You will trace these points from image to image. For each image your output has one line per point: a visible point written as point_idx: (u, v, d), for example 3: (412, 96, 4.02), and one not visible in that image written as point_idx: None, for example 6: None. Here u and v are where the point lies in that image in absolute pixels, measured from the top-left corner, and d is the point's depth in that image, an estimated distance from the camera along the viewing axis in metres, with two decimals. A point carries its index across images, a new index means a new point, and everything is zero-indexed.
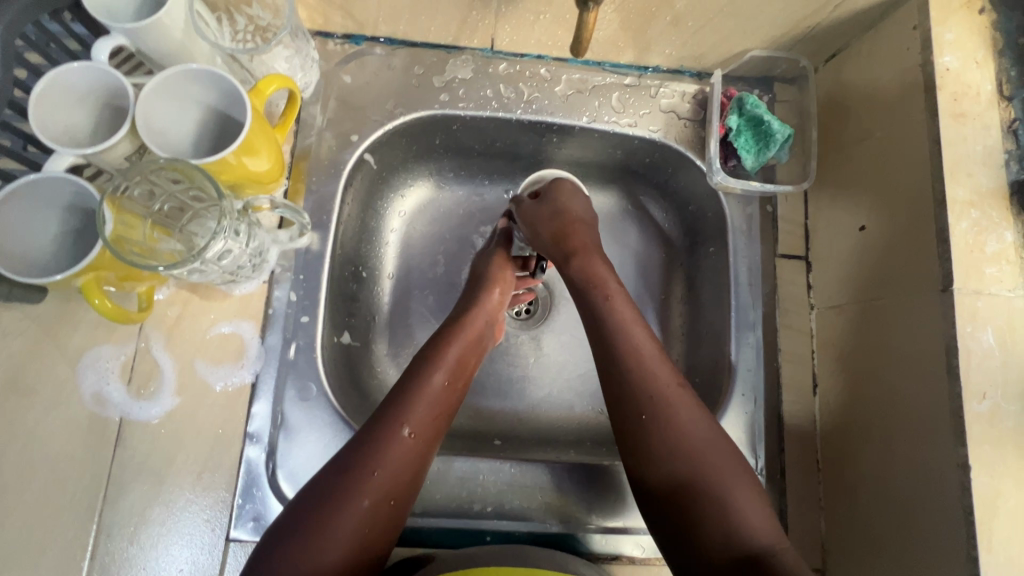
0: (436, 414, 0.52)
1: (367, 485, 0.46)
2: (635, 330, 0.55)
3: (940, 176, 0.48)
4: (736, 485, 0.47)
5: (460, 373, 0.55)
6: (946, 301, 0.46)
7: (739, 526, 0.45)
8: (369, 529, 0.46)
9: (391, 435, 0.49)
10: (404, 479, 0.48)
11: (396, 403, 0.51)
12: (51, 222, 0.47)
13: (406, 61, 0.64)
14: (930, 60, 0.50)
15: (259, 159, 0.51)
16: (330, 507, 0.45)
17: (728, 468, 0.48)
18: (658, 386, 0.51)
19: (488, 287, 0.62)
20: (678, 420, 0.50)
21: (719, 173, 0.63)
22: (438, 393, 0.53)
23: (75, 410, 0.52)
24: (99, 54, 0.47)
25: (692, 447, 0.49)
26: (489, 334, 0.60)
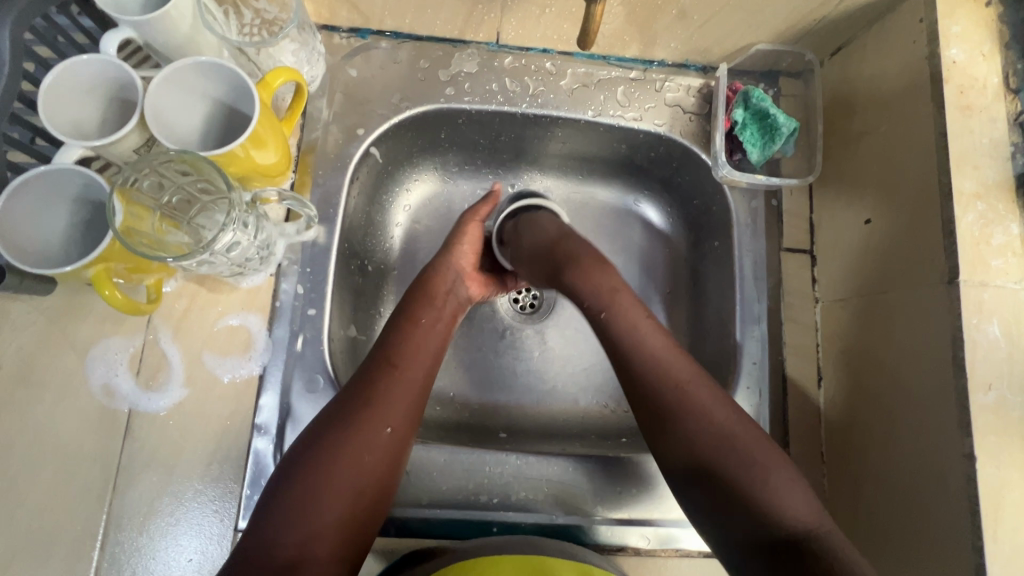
0: (414, 390, 0.52)
1: (354, 469, 0.46)
2: (643, 327, 0.53)
3: (946, 169, 0.48)
4: (771, 469, 0.46)
5: (429, 343, 0.56)
6: (952, 293, 0.46)
7: (780, 514, 0.43)
8: (357, 511, 0.46)
9: (373, 415, 0.49)
10: (390, 458, 0.48)
11: (374, 385, 0.50)
12: (61, 214, 0.47)
13: (411, 55, 0.64)
14: (937, 52, 0.50)
15: (266, 153, 0.51)
16: (315, 494, 0.44)
17: (761, 456, 0.46)
18: (678, 380, 0.50)
19: (453, 248, 0.63)
20: (703, 411, 0.48)
21: (724, 167, 0.63)
22: (410, 369, 0.53)
23: (85, 402, 0.52)
24: (108, 47, 0.47)
25: (719, 437, 0.47)
26: (457, 288, 0.61)
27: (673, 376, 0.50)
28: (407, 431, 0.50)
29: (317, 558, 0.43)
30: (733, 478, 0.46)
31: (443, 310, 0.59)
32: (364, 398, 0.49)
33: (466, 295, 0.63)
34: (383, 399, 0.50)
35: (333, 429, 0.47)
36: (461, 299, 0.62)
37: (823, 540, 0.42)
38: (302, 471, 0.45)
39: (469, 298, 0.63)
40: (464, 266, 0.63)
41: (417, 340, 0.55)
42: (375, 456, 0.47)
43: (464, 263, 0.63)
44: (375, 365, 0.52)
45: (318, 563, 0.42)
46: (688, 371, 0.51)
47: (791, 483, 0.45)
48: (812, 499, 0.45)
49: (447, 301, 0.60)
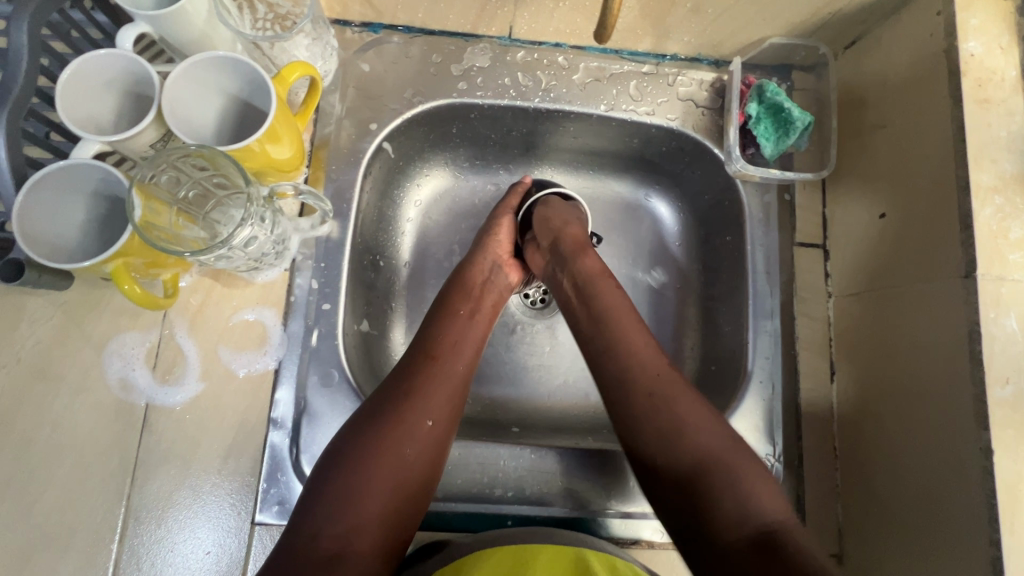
0: (454, 384, 0.52)
1: (395, 462, 0.46)
2: (625, 321, 0.54)
3: (964, 163, 0.48)
4: (743, 464, 0.45)
5: (467, 336, 0.56)
6: (969, 287, 0.46)
7: (753, 510, 0.43)
8: (400, 506, 0.46)
9: (415, 407, 0.49)
10: (430, 452, 0.49)
11: (413, 380, 0.51)
12: (78, 209, 0.47)
13: (423, 50, 0.64)
14: (955, 45, 0.50)
15: (281, 148, 0.51)
16: (358, 487, 0.45)
17: (732, 453, 0.46)
18: (652, 373, 0.50)
19: (490, 236, 0.65)
20: (676, 407, 0.48)
21: (737, 161, 0.63)
22: (449, 365, 0.53)
23: (103, 396, 0.53)
24: (124, 42, 0.47)
25: (689, 430, 0.47)
26: (495, 276, 0.63)
27: (649, 368, 0.51)
28: (447, 425, 0.50)
29: (360, 553, 0.43)
30: (705, 472, 0.45)
31: (480, 301, 0.60)
32: (404, 392, 0.50)
33: (505, 284, 0.63)
34: (422, 392, 0.50)
35: (375, 423, 0.48)
36: (500, 287, 0.63)
37: (789, 539, 0.42)
38: (345, 466, 0.46)
39: (509, 286, 0.64)
40: (500, 254, 0.64)
41: (456, 334, 0.56)
42: (415, 449, 0.48)
43: (500, 251, 0.64)
44: (415, 359, 0.53)
45: (361, 557, 0.43)
46: (663, 367, 0.51)
47: (761, 481, 0.45)
48: (781, 497, 0.45)
49: (485, 291, 0.61)
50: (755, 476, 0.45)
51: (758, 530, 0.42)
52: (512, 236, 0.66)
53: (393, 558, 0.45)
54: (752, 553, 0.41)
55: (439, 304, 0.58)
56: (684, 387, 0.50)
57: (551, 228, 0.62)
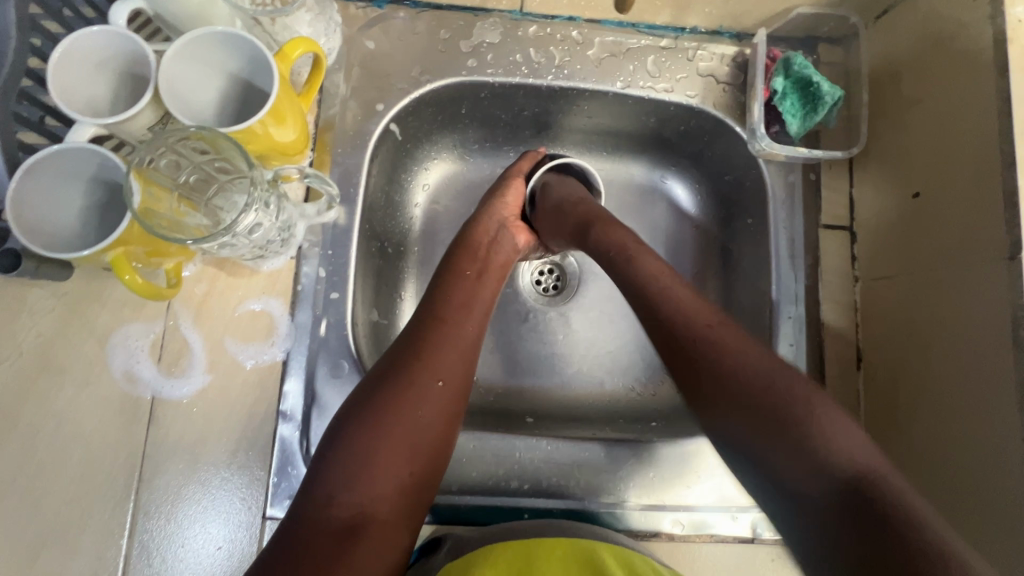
0: (464, 344, 0.51)
1: (409, 427, 0.45)
2: (659, 274, 0.51)
3: (1009, 137, 0.45)
4: (818, 415, 0.41)
5: (477, 297, 0.54)
6: (1014, 270, 0.43)
7: (835, 459, 0.39)
8: (415, 473, 0.45)
9: (426, 365, 0.47)
10: (443, 414, 0.47)
11: (422, 342, 0.49)
12: (75, 196, 0.45)
13: (430, 25, 0.61)
14: (1001, 11, 0.46)
15: (285, 129, 0.49)
16: (373, 453, 0.43)
17: (805, 403, 0.41)
18: (706, 327, 0.47)
19: (498, 198, 0.62)
20: (728, 357, 0.44)
21: (763, 139, 0.59)
22: (459, 325, 0.51)
23: (107, 389, 0.51)
24: (117, 18, 0.45)
25: (759, 382, 0.43)
26: (502, 237, 0.60)
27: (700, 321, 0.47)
28: (457, 386, 0.48)
29: (377, 519, 0.42)
30: (778, 430, 0.41)
31: (487, 261, 0.58)
32: (413, 355, 0.48)
33: (513, 243, 0.61)
34: (432, 354, 0.48)
35: (384, 387, 0.46)
36: (507, 249, 0.60)
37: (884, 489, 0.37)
38: (358, 434, 0.44)
39: (515, 247, 0.61)
40: (507, 215, 0.61)
41: (463, 292, 0.54)
42: (427, 412, 0.46)
43: (508, 213, 0.62)
44: (424, 322, 0.51)
45: (378, 525, 0.42)
46: (717, 319, 0.47)
47: (845, 428, 0.40)
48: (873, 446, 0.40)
49: (493, 251, 0.59)
50: (838, 425, 0.40)
51: (853, 484, 0.37)
52: (521, 200, 0.63)
53: (411, 524, 0.44)
54: (848, 504, 0.37)
55: (444, 266, 0.57)
56: (736, 336, 0.46)
57: (569, 200, 0.60)
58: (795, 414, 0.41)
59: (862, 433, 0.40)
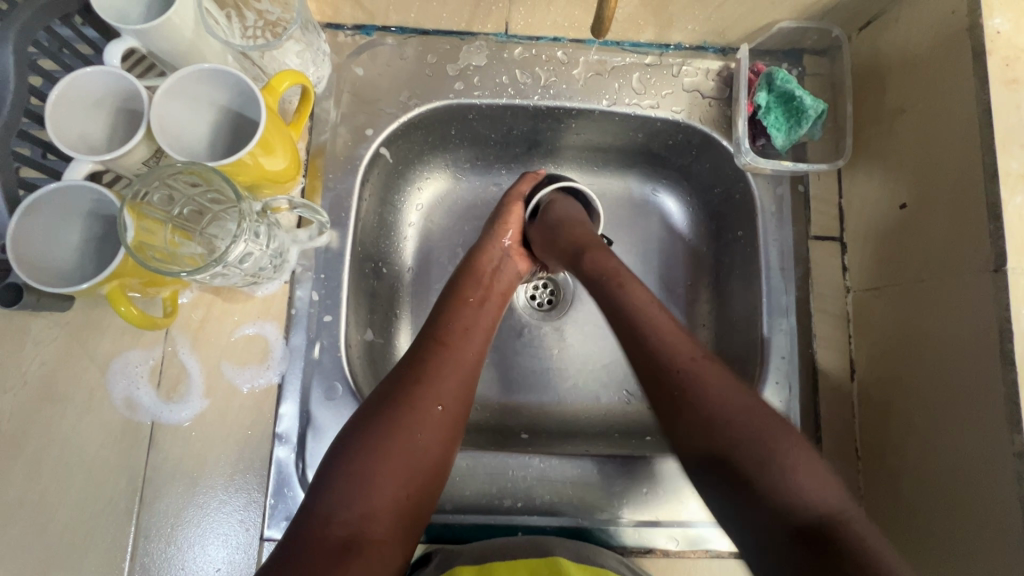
0: (465, 368, 0.51)
1: (407, 447, 0.45)
2: (647, 306, 0.52)
3: (991, 149, 0.45)
4: (787, 455, 0.42)
5: (476, 322, 0.55)
6: (999, 282, 0.43)
7: (798, 501, 0.40)
8: (412, 493, 0.45)
9: (427, 387, 0.48)
10: (441, 437, 0.47)
11: (424, 365, 0.50)
12: (73, 231, 0.47)
13: (418, 50, 0.62)
14: (979, 23, 0.46)
15: (275, 159, 0.50)
16: (372, 471, 0.43)
17: (776, 443, 0.43)
18: (681, 364, 0.48)
19: (501, 226, 0.63)
20: (705, 389, 0.46)
21: (748, 153, 0.60)
22: (460, 350, 0.52)
23: (108, 415, 0.52)
24: (112, 58, 0.46)
25: (733, 420, 0.44)
26: (504, 265, 0.62)
27: (682, 356, 0.48)
28: (456, 411, 0.49)
29: (373, 539, 0.42)
30: (749, 459, 0.42)
31: (489, 288, 0.59)
32: (416, 377, 0.49)
33: (514, 272, 0.63)
34: (433, 377, 0.49)
35: (386, 408, 0.46)
36: (509, 277, 0.62)
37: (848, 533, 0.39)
38: (358, 452, 0.44)
39: (517, 274, 0.63)
40: (509, 245, 0.63)
41: (465, 317, 0.55)
42: (426, 434, 0.46)
43: (509, 240, 0.63)
44: (427, 345, 0.52)
45: (373, 546, 0.41)
46: (700, 359, 0.48)
47: (809, 463, 0.42)
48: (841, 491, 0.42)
49: (495, 279, 0.60)
50: (804, 461, 0.42)
51: (812, 521, 0.39)
52: (522, 225, 0.64)
53: (407, 546, 0.44)
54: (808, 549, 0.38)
55: (448, 291, 0.58)
56: (720, 372, 0.48)
57: (560, 221, 0.61)
58: (761, 451, 0.42)
59: (831, 473, 0.42)
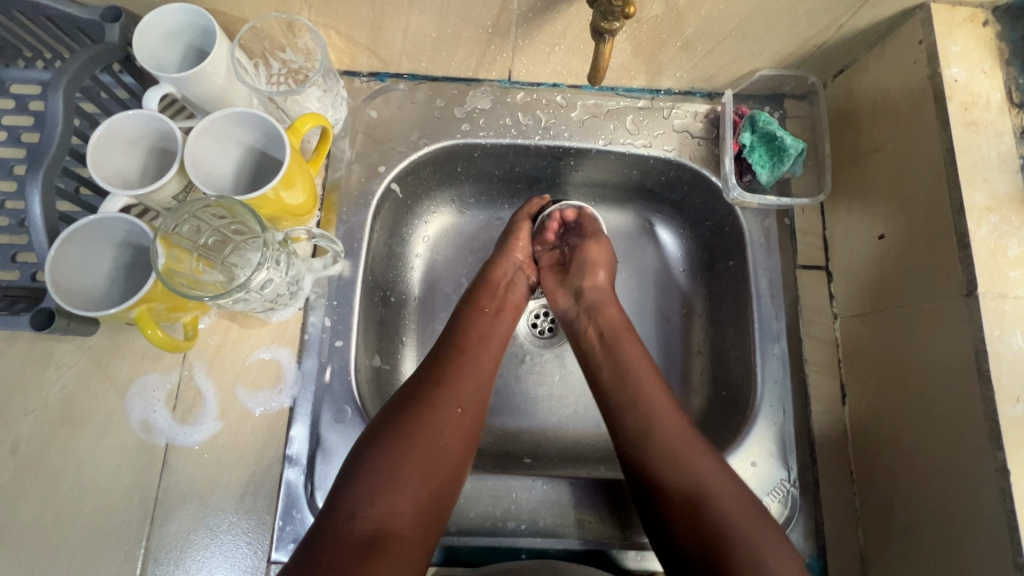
0: (482, 376, 0.54)
1: (432, 447, 0.47)
2: (645, 374, 0.56)
3: (956, 183, 0.49)
4: (762, 541, 0.44)
5: (493, 331, 0.59)
6: (972, 305, 0.46)
7: None
8: (433, 491, 0.46)
9: (452, 389, 0.51)
10: (462, 438, 0.49)
11: (443, 369, 0.53)
12: (104, 259, 0.50)
13: (428, 95, 0.67)
14: (938, 72, 0.51)
15: (295, 193, 0.54)
16: (397, 467, 0.45)
17: (753, 530, 0.45)
18: (671, 436, 0.51)
19: (512, 241, 0.67)
20: (690, 464, 0.49)
21: (735, 188, 0.64)
22: (477, 357, 0.55)
23: (125, 437, 0.54)
24: (150, 102, 0.50)
25: (648, 406, 0.53)
26: (517, 280, 0.66)
27: (665, 432, 0.51)
28: (474, 413, 0.51)
29: (396, 535, 0.43)
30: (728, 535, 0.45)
31: (504, 300, 0.63)
32: (437, 380, 0.51)
33: (527, 283, 0.67)
34: (453, 381, 0.52)
35: (410, 409, 0.49)
36: (521, 291, 0.66)
37: None
38: (382, 450, 0.46)
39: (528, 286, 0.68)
40: (521, 259, 0.67)
41: (483, 323, 0.59)
42: (448, 436, 0.48)
43: (519, 255, 0.67)
44: (447, 351, 0.55)
45: (399, 539, 0.43)
46: (683, 426, 0.52)
47: (729, 487, 0.48)
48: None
49: (509, 291, 0.64)
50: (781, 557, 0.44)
51: None
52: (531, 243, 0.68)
53: (429, 546, 0.44)
54: None
55: (465, 301, 0.61)
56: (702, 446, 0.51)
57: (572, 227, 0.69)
58: (734, 532, 0.45)
59: (795, 559, 0.44)
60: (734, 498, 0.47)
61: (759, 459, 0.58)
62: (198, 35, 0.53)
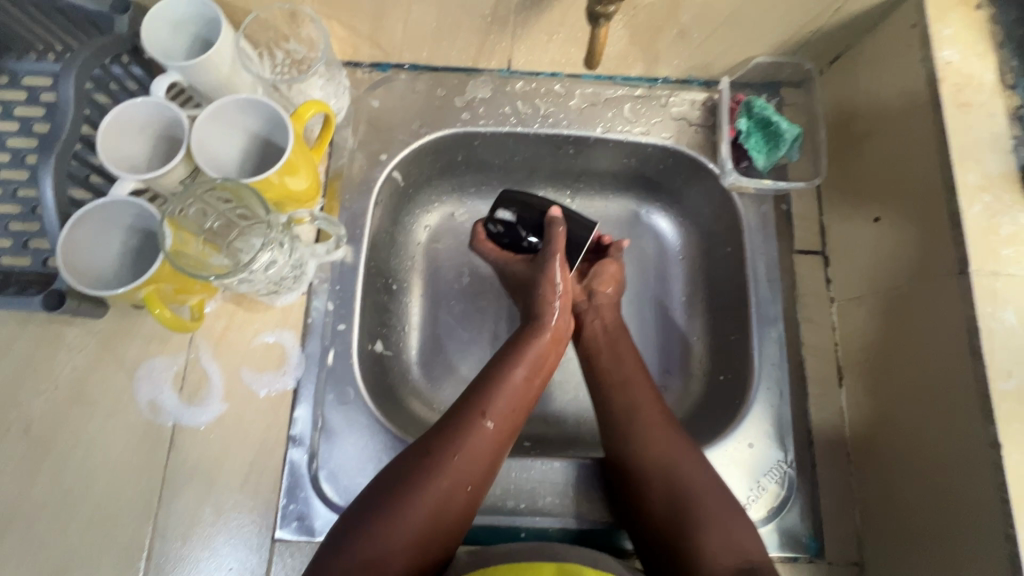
0: (497, 449, 0.53)
1: (433, 523, 0.48)
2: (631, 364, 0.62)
3: (949, 164, 0.49)
4: (714, 508, 0.51)
5: (522, 398, 0.56)
6: (964, 283, 0.47)
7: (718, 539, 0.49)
8: (426, 561, 0.48)
9: (457, 468, 0.50)
10: (465, 511, 0.50)
11: (460, 444, 0.51)
12: (113, 242, 0.51)
13: (429, 85, 0.68)
14: (931, 55, 0.52)
15: (299, 179, 0.55)
16: (396, 542, 0.46)
17: (711, 497, 0.51)
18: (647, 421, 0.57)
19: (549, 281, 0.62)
20: (659, 440, 0.55)
21: (730, 174, 0.65)
22: (499, 430, 0.53)
23: (133, 418, 0.55)
24: (158, 90, 0.52)
25: (631, 392, 0.59)
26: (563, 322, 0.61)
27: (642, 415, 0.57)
28: (484, 487, 0.51)
29: None
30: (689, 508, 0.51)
31: (541, 363, 0.58)
32: (451, 454, 0.50)
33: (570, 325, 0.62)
34: (467, 458, 0.50)
35: (417, 483, 0.49)
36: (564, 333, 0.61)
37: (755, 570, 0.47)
38: (381, 522, 0.47)
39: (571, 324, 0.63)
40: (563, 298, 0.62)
41: (510, 389, 0.55)
42: (452, 514, 0.49)
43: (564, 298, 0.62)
44: (467, 420, 0.52)
45: None
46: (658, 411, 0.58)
47: (699, 467, 0.53)
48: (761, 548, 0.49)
49: (550, 352, 0.59)
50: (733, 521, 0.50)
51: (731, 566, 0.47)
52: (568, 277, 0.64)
53: None
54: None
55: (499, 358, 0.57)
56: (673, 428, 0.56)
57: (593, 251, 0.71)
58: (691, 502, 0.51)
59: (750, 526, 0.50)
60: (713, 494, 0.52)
61: (756, 440, 0.59)
62: (206, 25, 0.54)
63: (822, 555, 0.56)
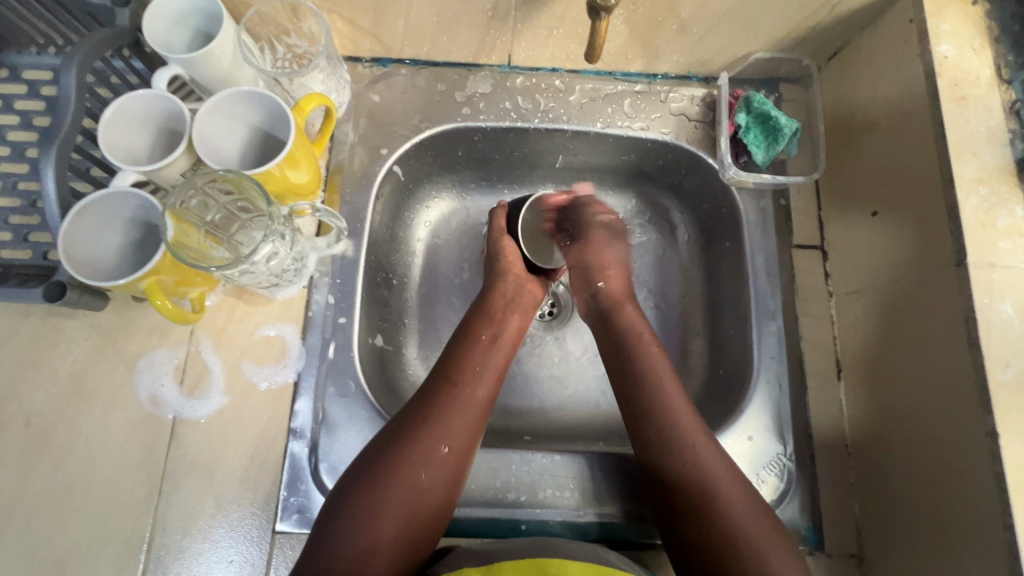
0: (470, 410, 0.54)
1: (413, 485, 0.49)
2: (648, 345, 0.61)
3: (946, 157, 0.50)
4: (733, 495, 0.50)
5: (489, 361, 0.59)
6: (962, 275, 0.47)
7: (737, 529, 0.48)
8: (415, 528, 0.49)
9: (432, 431, 0.52)
10: (449, 474, 0.51)
11: (433, 406, 0.53)
12: (113, 234, 0.51)
13: (429, 80, 0.68)
14: (928, 49, 0.52)
15: (299, 172, 0.55)
16: (380, 505, 0.48)
17: (731, 485, 0.51)
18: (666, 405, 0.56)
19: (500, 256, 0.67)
20: (679, 427, 0.54)
21: (731, 168, 0.65)
22: (468, 388, 0.56)
23: (133, 411, 0.55)
24: (159, 83, 0.52)
25: (650, 376, 0.58)
26: (521, 292, 0.66)
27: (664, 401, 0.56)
28: (463, 451, 0.53)
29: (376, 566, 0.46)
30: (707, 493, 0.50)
31: (501, 325, 0.62)
32: (424, 417, 0.53)
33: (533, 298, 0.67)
34: (440, 418, 0.53)
35: (395, 446, 0.51)
36: (526, 302, 0.66)
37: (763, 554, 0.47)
38: (362, 489, 0.48)
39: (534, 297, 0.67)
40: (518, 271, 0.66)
41: (477, 356, 0.58)
42: (431, 474, 0.50)
43: (518, 269, 0.66)
44: (438, 384, 0.55)
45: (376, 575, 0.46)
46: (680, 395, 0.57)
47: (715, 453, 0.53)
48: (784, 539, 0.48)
49: (508, 313, 0.63)
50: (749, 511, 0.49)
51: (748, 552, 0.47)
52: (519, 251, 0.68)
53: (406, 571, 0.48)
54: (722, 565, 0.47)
55: (462, 329, 0.62)
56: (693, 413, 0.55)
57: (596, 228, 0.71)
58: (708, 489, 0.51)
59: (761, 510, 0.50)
60: (731, 481, 0.51)
61: (756, 433, 0.59)
62: (207, 18, 0.54)
63: (822, 548, 0.56)
